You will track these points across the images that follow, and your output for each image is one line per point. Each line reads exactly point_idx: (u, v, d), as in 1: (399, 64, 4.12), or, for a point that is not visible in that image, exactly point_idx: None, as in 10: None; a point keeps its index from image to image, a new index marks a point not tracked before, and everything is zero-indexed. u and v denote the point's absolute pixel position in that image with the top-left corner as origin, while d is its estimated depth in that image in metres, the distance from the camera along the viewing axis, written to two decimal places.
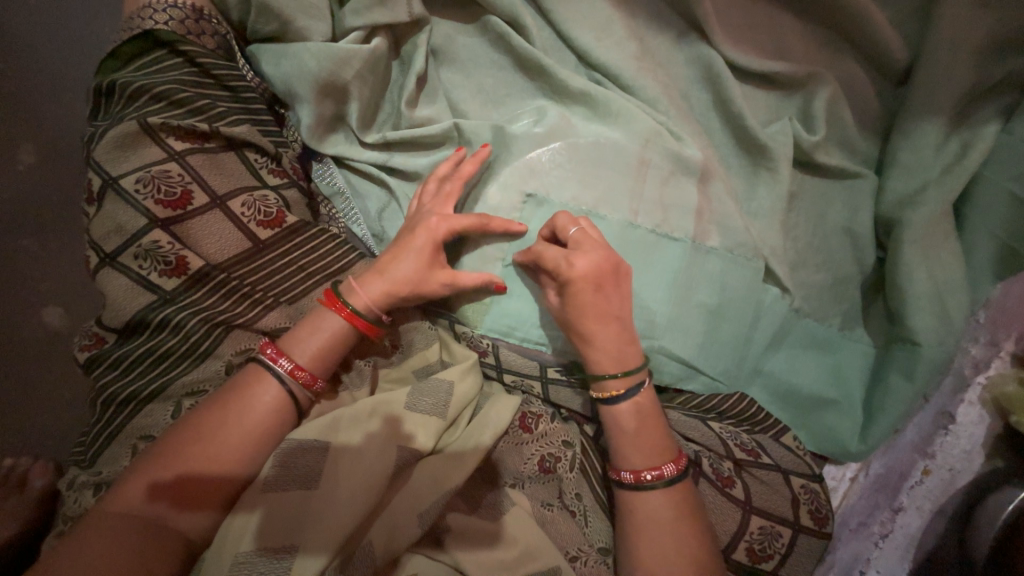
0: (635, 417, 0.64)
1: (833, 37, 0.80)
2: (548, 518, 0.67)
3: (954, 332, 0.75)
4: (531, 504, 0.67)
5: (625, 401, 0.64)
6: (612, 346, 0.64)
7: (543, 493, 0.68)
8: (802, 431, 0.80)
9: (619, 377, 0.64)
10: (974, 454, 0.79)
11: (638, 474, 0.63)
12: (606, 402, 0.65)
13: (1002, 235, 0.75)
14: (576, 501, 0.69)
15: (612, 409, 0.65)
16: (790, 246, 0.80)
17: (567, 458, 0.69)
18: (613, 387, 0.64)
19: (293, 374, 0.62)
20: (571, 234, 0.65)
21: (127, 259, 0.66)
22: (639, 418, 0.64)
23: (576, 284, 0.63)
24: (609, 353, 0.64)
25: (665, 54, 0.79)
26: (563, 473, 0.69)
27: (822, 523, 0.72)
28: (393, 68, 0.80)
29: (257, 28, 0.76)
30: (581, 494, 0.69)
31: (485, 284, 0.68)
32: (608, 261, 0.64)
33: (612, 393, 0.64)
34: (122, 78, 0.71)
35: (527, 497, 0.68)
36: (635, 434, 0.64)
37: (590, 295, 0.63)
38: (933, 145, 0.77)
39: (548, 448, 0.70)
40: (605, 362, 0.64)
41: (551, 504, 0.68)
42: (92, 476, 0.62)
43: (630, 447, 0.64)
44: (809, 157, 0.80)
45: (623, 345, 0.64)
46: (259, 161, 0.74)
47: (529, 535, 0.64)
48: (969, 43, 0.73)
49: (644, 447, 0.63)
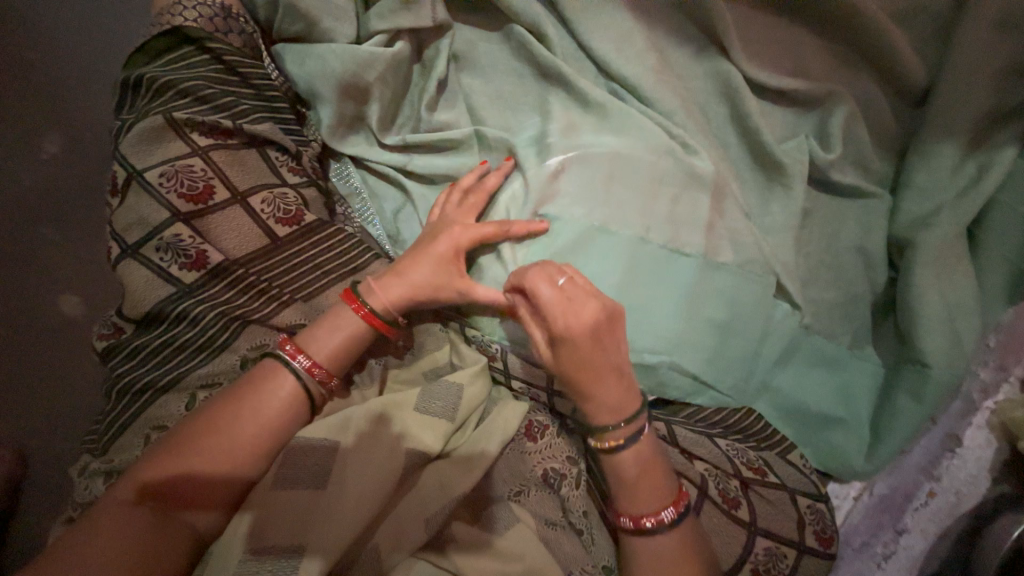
0: (635, 463, 0.63)
1: (852, 56, 0.80)
2: (552, 536, 0.66)
3: (964, 356, 0.75)
4: (535, 521, 0.66)
5: (625, 450, 0.63)
6: (612, 393, 0.63)
7: (547, 508, 0.68)
8: (807, 448, 0.80)
9: (621, 427, 0.63)
10: (980, 478, 0.79)
11: (638, 522, 0.63)
12: (608, 452, 0.64)
13: (1015, 260, 0.76)
14: (582, 519, 0.69)
15: (615, 460, 0.64)
16: (801, 262, 0.81)
17: (572, 476, 0.70)
18: (617, 436, 0.63)
19: (310, 370, 0.63)
20: (560, 286, 0.61)
21: (148, 251, 0.67)
22: (640, 467, 0.63)
23: (578, 335, 0.60)
24: (608, 404, 0.63)
25: (685, 67, 0.80)
26: (568, 491, 0.69)
27: (826, 544, 0.71)
28: (414, 71, 0.81)
29: (283, 28, 0.77)
30: (587, 512, 0.69)
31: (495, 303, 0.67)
32: (605, 310, 0.61)
33: (614, 444, 0.63)
34: (149, 73, 0.72)
35: (531, 513, 0.67)
36: (630, 481, 0.63)
37: (587, 347, 0.61)
38: (948, 168, 0.78)
39: (553, 462, 0.70)
40: (604, 412, 0.63)
41: (556, 523, 0.67)
42: (103, 464, 0.62)
43: (629, 494, 0.64)
44: (823, 175, 0.81)
45: (621, 393, 0.63)
46: (279, 159, 0.75)
47: (534, 552, 0.63)
48: (986, 69, 0.74)
49: (640, 495, 0.63)
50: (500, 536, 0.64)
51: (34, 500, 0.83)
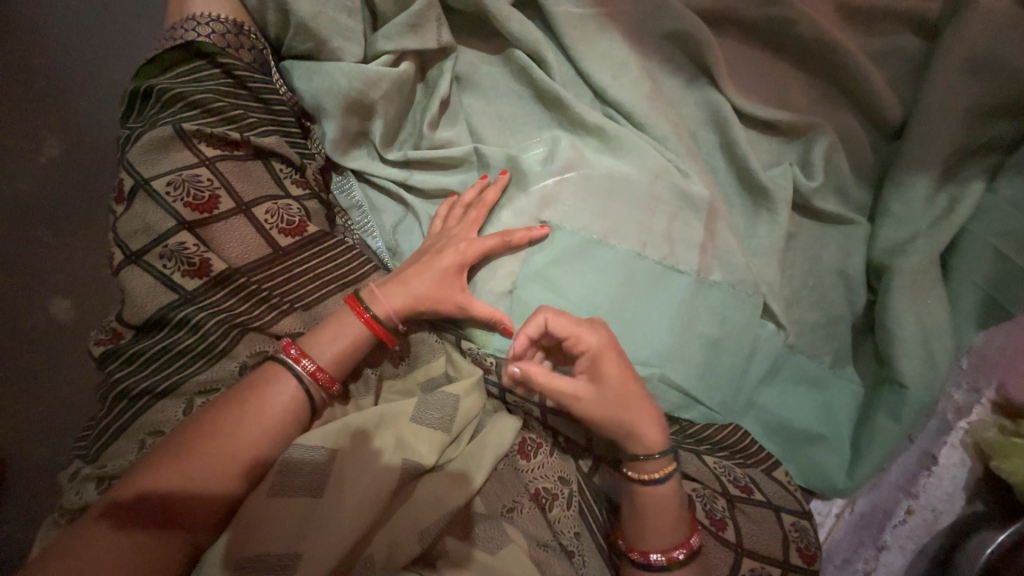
0: (671, 493, 0.66)
1: (832, 91, 0.85)
2: (543, 559, 0.66)
3: (938, 376, 0.78)
4: (526, 543, 0.66)
5: (666, 480, 0.66)
6: (653, 420, 0.66)
7: (535, 529, 0.68)
8: (791, 465, 0.83)
9: (661, 456, 0.66)
10: (956, 497, 0.82)
11: (669, 555, 0.64)
12: (648, 484, 0.66)
13: (985, 287, 0.80)
14: (573, 541, 0.69)
15: (654, 491, 0.66)
16: (785, 284, 0.84)
17: (564, 496, 0.71)
18: (658, 467, 0.66)
19: (314, 374, 0.64)
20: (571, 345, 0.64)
21: (152, 258, 0.67)
22: (675, 496, 0.66)
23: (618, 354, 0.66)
24: (649, 429, 0.66)
25: (677, 95, 0.84)
26: (560, 511, 0.70)
27: (811, 561, 0.72)
28: (418, 90, 0.84)
29: (292, 45, 0.80)
30: (578, 534, 0.70)
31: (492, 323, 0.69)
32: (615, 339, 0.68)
33: (659, 473, 0.66)
34: (160, 84, 0.74)
35: (522, 532, 0.67)
36: (664, 511, 0.66)
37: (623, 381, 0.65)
38: (923, 198, 0.82)
39: (544, 483, 0.71)
40: (650, 436, 0.66)
41: (547, 545, 0.68)
42: (96, 469, 0.62)
43: (659, 528, 0.65)
44: (806, 201, 0.85)
45: (658, 420, 0.67)
46: (283, 171, 0.77)
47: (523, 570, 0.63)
48: (955, 107, 0.79)
49: (670, 526, 0.65)
50: (494, 554, 0.64)
51: (16, 506, 0.84)
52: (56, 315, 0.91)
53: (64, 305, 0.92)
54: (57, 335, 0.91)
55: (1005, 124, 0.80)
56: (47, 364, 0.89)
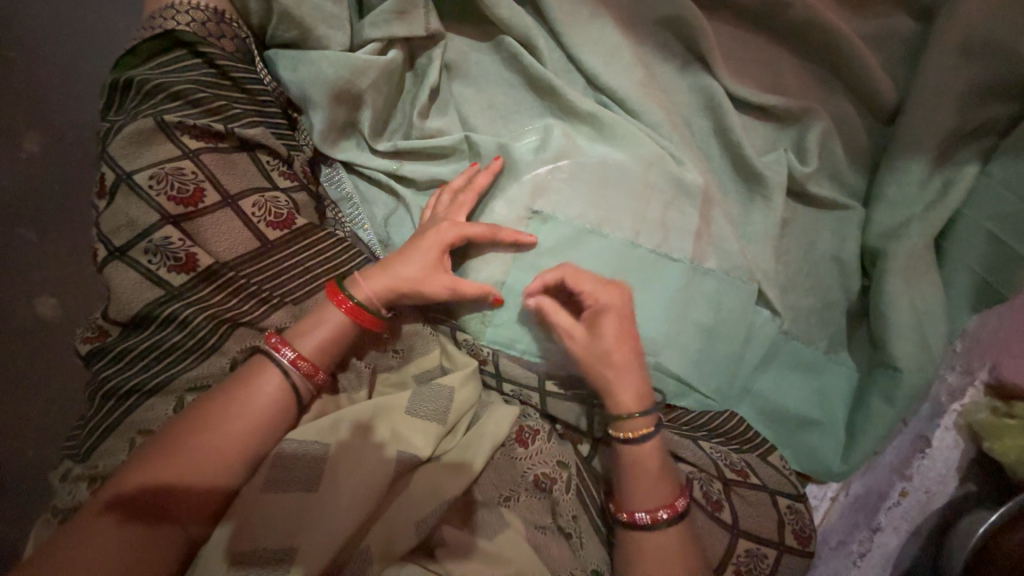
0: (656, 454, 0.66)
1: (827, 75, 0.84)
2: (541, 541, 0.66)
3: (932, 360, 0.79)
4: (525, 526, 0.67)
5: (650, 439, 0.66)
6: (634, 382, 0.67)
7: (535, 514, 0.68)
8: (787, 450, 0.83)
9: (643, 415, 0.66)
10: (949, 478, 0.83)
11: (654, 514, 0.64)
12: (631, 442, 0.66)
13: (978, 270, 0.80)
14: (571, 523, 0.69)
15: (636, 450, 0.66)
16: (780, 270, 0.84)
17: (563, 479, 0.70)
18: (640, 426, 0.66)
19: (295, 363, 0.63)
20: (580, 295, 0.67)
21: (136, 253, 0.66)
22: (659, 458, 0.66)
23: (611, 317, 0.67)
24: (631, 390, 0.66)
25: (670, 81, 0.83)
26: (558, 495, 0.69)
27: (805, 543, 0.74)
28: (407, 79, 0.82)
29: (276, 34, 0.78)
30: (576, 516, 0.69)
31: (482, 297, 0.69)
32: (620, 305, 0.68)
33: (641, 432, 0.66)
34: (140, 75, 0.72)
35: (521, 517, 0.67)
36: (647, 471, 0.65)
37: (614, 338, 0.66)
38: (917, 182, 0.82)
39: (542, 467, 0.70)
40: (630, 398, 0.66)
41: (543, 526, 0.68)
42: (87, 469, 0.61)
43: (645, 487, 0.65)
44: (801, 187, 0.84)
45: (641, 382, 0.67)
46: (270, 163, 0.75)
47: (522, 556, 0.64)
48: (950, 90, 0.78)
49: (652, 486, 0.65)
50: (491, 541, 0.65)
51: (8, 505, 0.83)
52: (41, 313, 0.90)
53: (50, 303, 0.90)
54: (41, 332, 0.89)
55: (999, 107, 0.80)
56: (32, 363, 0.88)
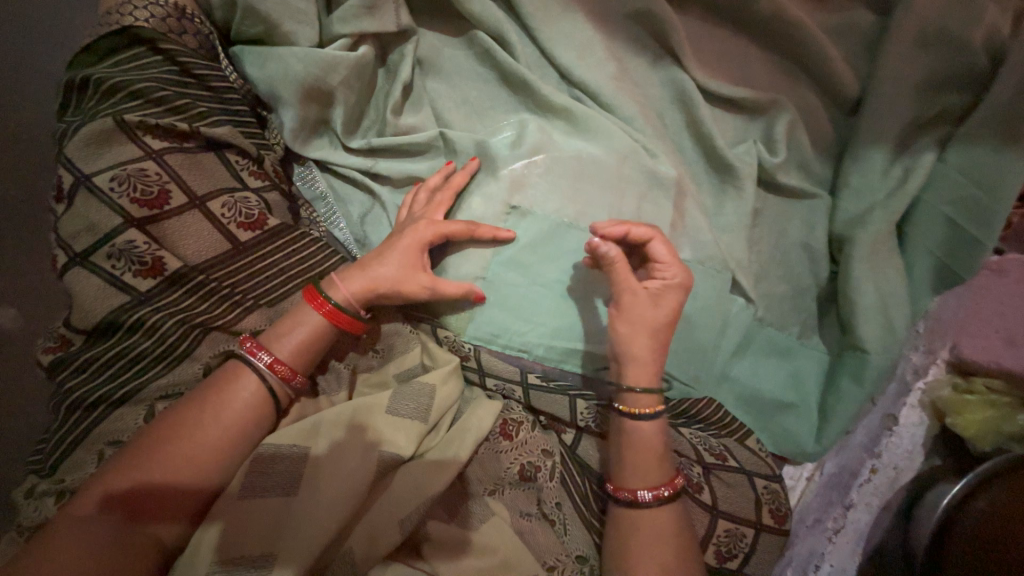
0: (660, 432, 0.68)
1: (793, 68, 0.87)
2: (527, 528, 0.68)
3: (897, 341, 0.82)
4: (510, 514, 0.68)
5: (658, 417, 0.68)
6: (650, 360, 0.67)
7: (522, 502, 0.70)
8: (763, 433, 0.85)
9: (653, 393, 0.67)
10: (914, 454, 0.87)
11: (656, 491, 0.64)
12: (639, 418, 0.67)
13: (938, 254, 0.83)
14: (556, 510, 0.70)
15: (643, 426, 0.67)
16: (753, 259, 0.86)
17: (547, 468, 0.71)
18: (650, 403, 0.67)
19: (272, 368, 0.62)
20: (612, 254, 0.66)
21: (99, 258, 0.64)
22: (661, 436, 0.68)
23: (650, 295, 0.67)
24: (644, 367, 0.67)
25: (642, 75, 0.84)
26: (543, 482, 0.70)
27: (781, 521, 0.76)
28: (379, 76, 0.81)
29: (241, 30, 0.76)
30: (560, 504, 0.70)
31: (464, 295, 0.69)
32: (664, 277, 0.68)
33: (650, 409, 0.67)
34: (97, 73, 0.69)
35: (506, 506, 0.68)
36: (651, 449, 0.66)
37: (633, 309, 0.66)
38: (879, 170, 0.85)
39: (527, 457, 0.70)
40: (643, 377, 0.67)
41: (530, 514, 0.69)
42: (53, 483, 0.59)
43: (649, 464, 0.66)
44: (771, 177, 0.86)
45: (654, 361, 0.68)
46: (239, 162, 0.73)
47: (508, 545, 0.64)
48: (907, 82, 0.82)
49: (656, 463, 0.66)
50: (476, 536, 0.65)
51: None
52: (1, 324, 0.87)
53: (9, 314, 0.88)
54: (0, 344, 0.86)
55: (953, 96, 0.83)
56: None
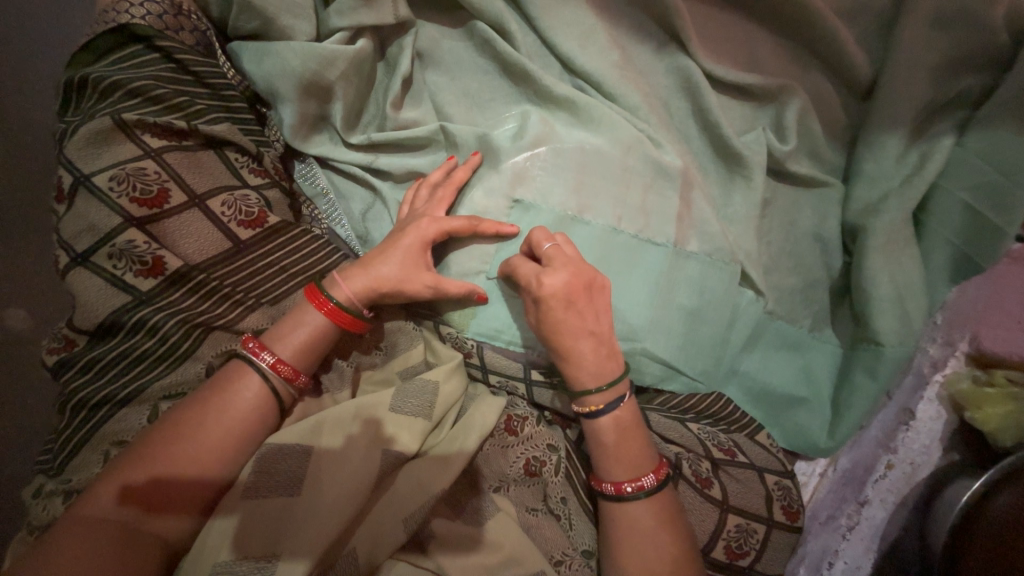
0: (615, 430, 0.65)
1: (803, 52, 0.84)
2: (532, 522, 0.67)
3: (913, 333, 0.79)
4: (516, 509, 0.67)
5: (604, 415, 0.65)
6: (590, 360, 0.64)
7: (528, 498, 0.69)
8: (775, 429, 0.83)
9: (598, 392, 0.65)
10: (933, 448, 0.84)
11: (619, 486, 0.64)
12: (586, 417, 0.66)
13: (956, 242, 0.81)
14: (561, 505, 0.69)
15: (593, 425, 0.66)
16: (763, 250, 0.84)
17: (553, 463, 0.70)
18: (593, 402, 0.65)
19: (275, 368, 0.62)
20: (545, 250, 0.65)
21: (100, 259, 0.63)
22: (619, 432, 0.65)
23: (563, 297, 0.63)
24: (585, 366, 0.65)
25: (646, 63, 0.82)
26: (548, 477, 0.69)
27: (793, 518, 0.74)
28: (378, 69, 0.80)
29: (239, 26, 0.75)
30: (565, 498, 0.69)
31: (467, 295, 0.68)
32: (581, 274, 0.64)
33: (592, 408, 0.65)
34: (95, 72, 0.69)
35: (511, 502, 0.68)
36: (606, 446, 0.65)
37: (564, 310, 0.64)
38: (894, 157, 0.82)
39: (534, 451, 0.70)
40: (584, 378, 0.65)
41: (536, 509, 0.68)
42: (61, 483, 0.59)
43: (610, 459, 0.65)
44: (781, 166, 0.84)
45: (599, 358, 0.65)
46: (239, 160, 0.73)
47: (513, 540, 0.64)
48: (924, 64, 0.79)
49: (617, 460, 0.64)
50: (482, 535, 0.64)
51: None
52: (13, 326, 0.89)
53: (21, 315, 0.89)
54: (11, 345, 0.88)
55: (972, 78, 0.80)
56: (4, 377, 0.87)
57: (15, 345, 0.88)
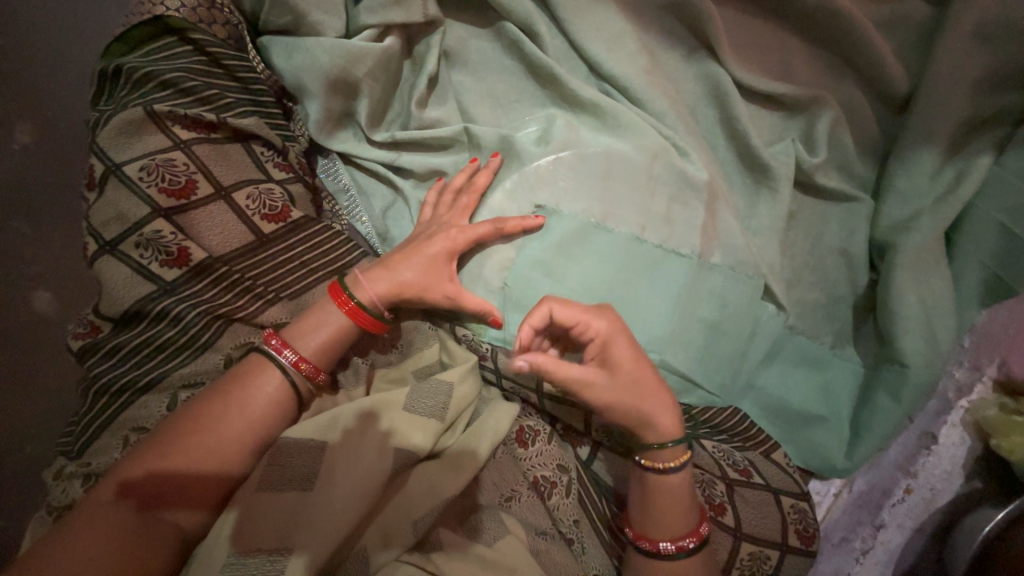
0: (682, 486, 0.64)
1: (837, 63, 0.82)
2: (541, 548, 0.65)
3: (940, 356, 0.77)
4: (527, 535, 0.65)
5: (679, 471, 0.64)
6: (669, 406, 0.64)
7: (534, 516, 0.67)
8: (791, 447, 0.82)
9: (673, 446, 0.64)
10: (953, 476, 0.82)
11: (679, 543, 0.63)
12: (663, 473, 0.64)
13: (990, 264, 0.78)
14: (573, 529, 0.68)
15: (665, 480, 0.64)
16: (787, 264, 0.82)
17: (563, 484, 0.69)
18: (673, 457, 0.64)
19: (297, 365, 0.62)
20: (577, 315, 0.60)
21: (127, 247, 0.65)
22: (686, 487, 0.65)
23: (628, 347, 0.62)
24: (664, 414, 0.63)
25: (676, 68, 0.80)
26: (558, 499, 0.69)
27: (808, 543, 0.73)
28: (405, 68, 0.80)
29: (269, 20, 0.76)
30: (578, 521, 0.69)
31: (483, 315, 0.67)
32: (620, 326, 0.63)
33: (673, 463, 0.64)
34: (129, 63, 0.70)
35: (521, 524, 0.66)
36: (671, 502, 0.64)
37: (639, 365, 0.62)
38: (928, 174, 0.80)
39: (544, 471, 0.69)
40: (665, 428, 0.63)
41: (546, 533, 0.67)
42: (81, 466, 0.61)
43: (669, 515, 0.63)
44: (809, 179, 0.82)
45: (672, 405, 0.65)
46: (264, 154, 0.74)
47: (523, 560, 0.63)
48: (964, 78, 0.76)
49: (681, 514, 0.64)
50: (492, 545, 0.64)
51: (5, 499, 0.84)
52: (39, 308, 0.91)
53: (45, 299, 0.91)
54: (36, 327, 0.90)
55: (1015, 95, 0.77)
56: (29, 358, 0.89)
57: (40, 327, 0.90)
